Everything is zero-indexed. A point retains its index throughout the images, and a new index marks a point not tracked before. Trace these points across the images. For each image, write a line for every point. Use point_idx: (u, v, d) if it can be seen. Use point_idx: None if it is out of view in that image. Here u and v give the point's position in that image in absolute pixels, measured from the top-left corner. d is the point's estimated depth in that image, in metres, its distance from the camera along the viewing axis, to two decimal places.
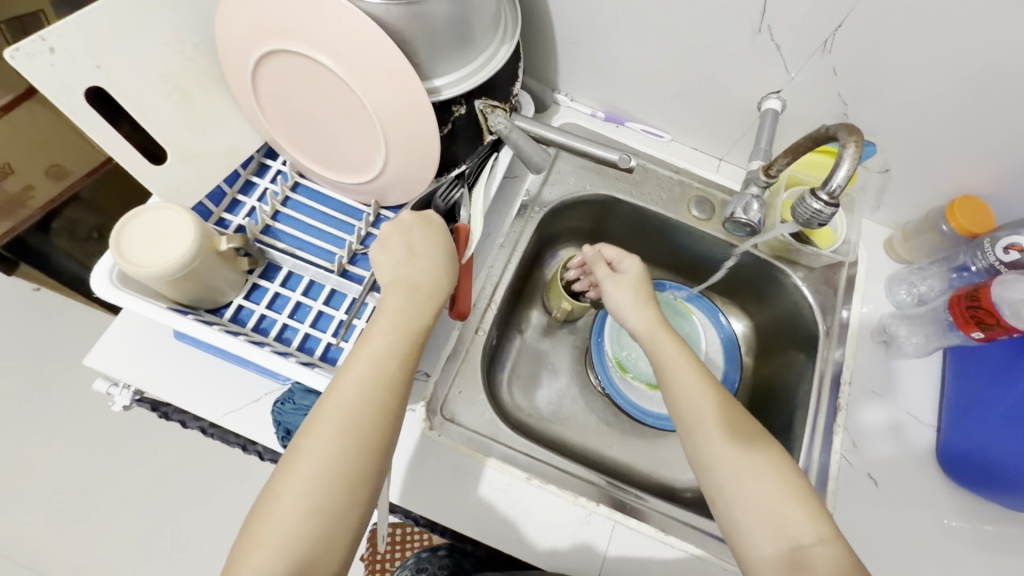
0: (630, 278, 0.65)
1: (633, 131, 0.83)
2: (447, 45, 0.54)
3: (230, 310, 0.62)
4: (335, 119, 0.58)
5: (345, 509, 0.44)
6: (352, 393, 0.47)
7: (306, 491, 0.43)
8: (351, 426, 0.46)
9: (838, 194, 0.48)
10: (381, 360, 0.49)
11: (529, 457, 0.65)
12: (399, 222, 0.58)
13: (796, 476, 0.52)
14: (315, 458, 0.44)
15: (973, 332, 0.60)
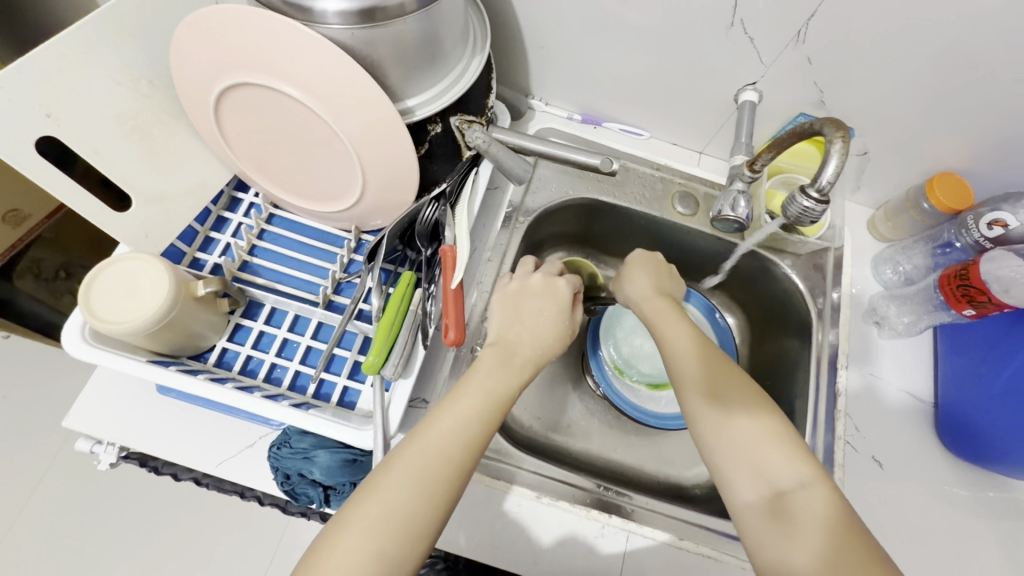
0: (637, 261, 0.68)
1: (612, 131, 0.81)
2: (416, 65, 0.53)
3: (215, 354, 0.60)
4: (308, 148, 0.56)
5: (406, 557, 0.42)
6: (436, 438, 0.47)
7: (374, 529, 0.42)
8: (433, 475, 0.45)
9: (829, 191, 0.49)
10: (472, 420, 0.49)
11: (537, 475, 0.64)
12: (519, 281, 0.62)
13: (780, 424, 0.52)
14: (389, 498, 0.43)
15: (965, 311, 0.60)
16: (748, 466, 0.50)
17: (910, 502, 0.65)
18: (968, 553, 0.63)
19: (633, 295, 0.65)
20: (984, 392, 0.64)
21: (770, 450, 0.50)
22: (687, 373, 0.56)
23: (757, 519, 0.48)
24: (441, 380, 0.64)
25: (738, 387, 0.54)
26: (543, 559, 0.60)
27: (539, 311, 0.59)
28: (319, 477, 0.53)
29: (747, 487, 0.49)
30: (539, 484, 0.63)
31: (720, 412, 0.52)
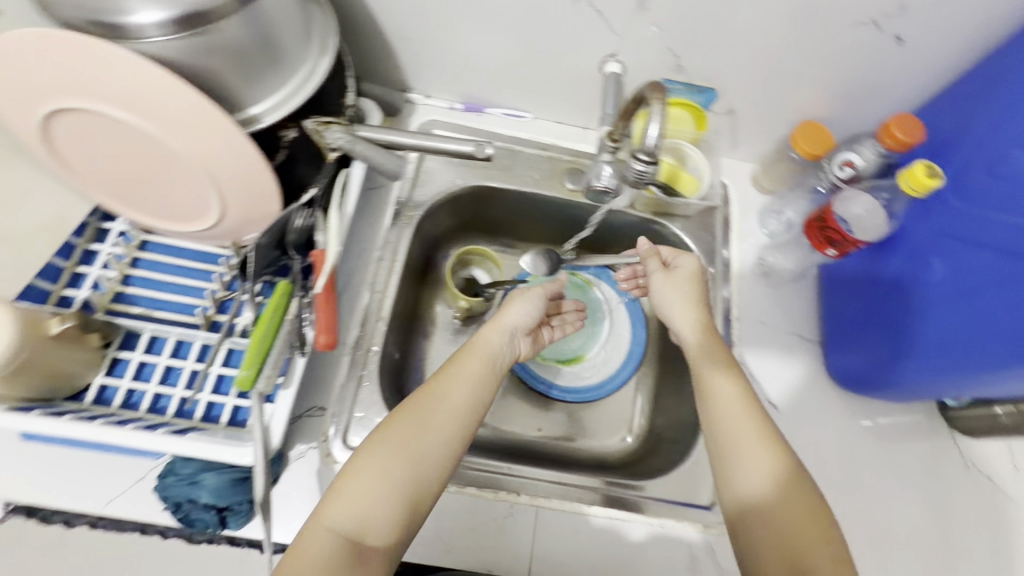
0: (685, 276, 0.64)
1: (495, 116, 0.82)
2: (253, 70, 0.52)
3: (92, 392, 0.58)
4: (155, 169, 0.54)
5: (412, 490, 0.50)
6: (438, 396, 0.55)
7: (382, 464, 0.50)
8: (438, 425, 0.53)
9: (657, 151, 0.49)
10: (468, 383, 0.57)
11: (551, 483, 0.62)
12: (505, 290, 0.71)
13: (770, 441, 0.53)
14: (394, 442, 0.51)
15: (829, 251, 0.66)
16: (723, 440, 0.54)
17: (804, 437, 0.70)
18: (855, 473, 0.69)
19: (674, 322, 0.63)
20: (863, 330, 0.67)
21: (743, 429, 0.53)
22: (718, 367, 0.58)
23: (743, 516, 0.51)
24: (336, 385, 0.64)
25: (714, 363, 0.58)
26: (459, 548, 0.60)
27: (524, 302, 0.67)
28: (207, 500, 0.52)
29: (731, 462, 0.53)
30: (558, 490, 0.62)
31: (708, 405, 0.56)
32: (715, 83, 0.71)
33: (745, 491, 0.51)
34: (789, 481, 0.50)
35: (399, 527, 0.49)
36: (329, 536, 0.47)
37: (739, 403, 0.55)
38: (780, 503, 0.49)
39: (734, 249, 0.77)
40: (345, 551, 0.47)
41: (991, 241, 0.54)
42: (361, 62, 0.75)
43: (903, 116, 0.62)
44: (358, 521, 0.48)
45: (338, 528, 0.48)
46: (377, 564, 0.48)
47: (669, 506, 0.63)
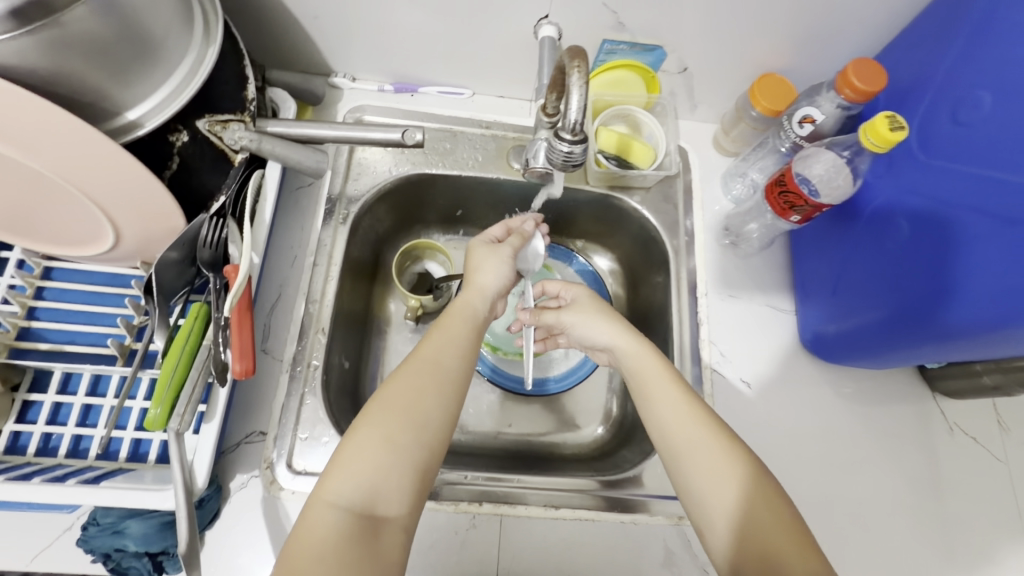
0: (581, 301, 0.63)
1: (430, 96, 0.75)
2: (121, 67, 0.44)
3: (3, 440, 0.53)
4: (26, 194, 0.47)
5: (419, 454, 0.45)
6: (432, 357, 0.50)
7: (384, 430, 0.45)
8: (434, 386, 0.48)
9: (581, 129, 0.44)
10: (460, 345, 0.52)
11: (540, 491, 0.60)
12: (474, 245, 0.63)
13: (737, 452, 0.47)
14: (392, 405, 0.46)
15: (791, 217, 0.61)
16: (699, 476, 0.47)
17: (781, 413, 0.66)
18: (836, 447, 0.66)
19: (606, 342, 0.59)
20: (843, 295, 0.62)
21: (700, 441, 0.48)
22: (642, 359, 0.56)
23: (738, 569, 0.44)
24: (277, 407, 0.59)
25: (643, 364, 0.55)
26: (417, 571, 0.56)
27: (500, 260, 0.61)
28: (136, 548, 0.49)
29: (710, 503, 0.46)
30: (545, 498, 0.60)
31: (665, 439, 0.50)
32: (661, 40, 0.65)
33: (717, 519, 0.45)
34: (760, 499, 0.45)
35: (411, 494, 0.44)
36: (334, 513, 0.41)
37: (686, 413, 0.50)
38: (755, 523, 0.44)
39: (698, 219, 0.72)
40: (356, 525, 0.41)
41: (966, 204, 0.50)
42: (272, 47, 0.68)
43: (860, 61, 0.56)
44: (366, 491, 0.42)
45: (341, 502, 0.42)
46: (393, 537, 0.42)
47: (644, 500, 0.60)
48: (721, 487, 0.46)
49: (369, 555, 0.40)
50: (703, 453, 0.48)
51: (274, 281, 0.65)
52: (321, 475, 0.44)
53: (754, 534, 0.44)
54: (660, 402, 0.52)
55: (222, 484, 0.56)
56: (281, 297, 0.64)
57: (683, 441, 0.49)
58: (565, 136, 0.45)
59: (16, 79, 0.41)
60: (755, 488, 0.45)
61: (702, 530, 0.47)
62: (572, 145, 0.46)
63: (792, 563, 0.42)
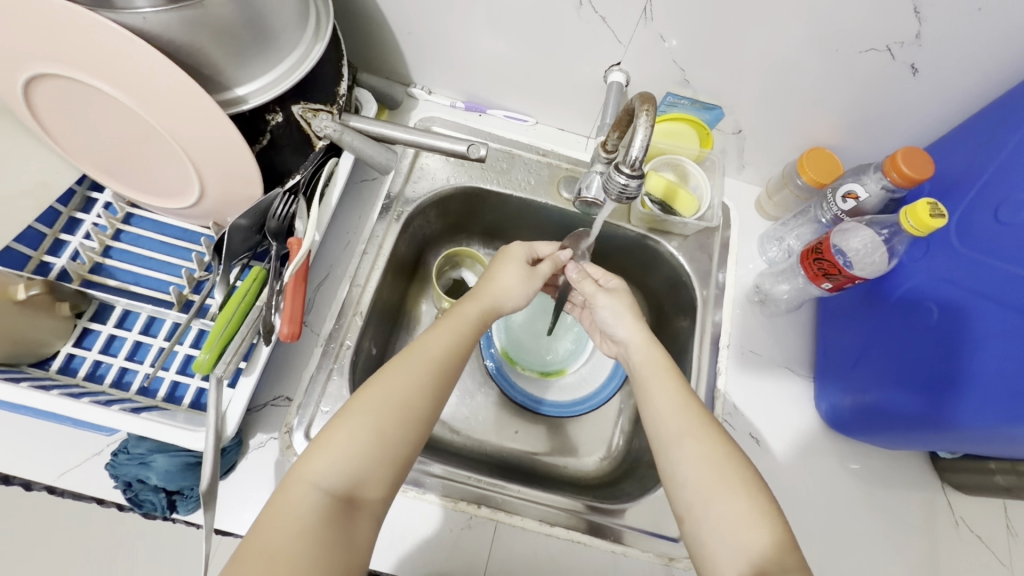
0: (618, 292, 0.66)
1: (497, 118, 0.80)
2: (241, 50, 0.50)
3: (58, 361, 0.57)
4: (134, 144, 0.53)
5: (399, 449, 0.48)
6: (432, 353, 0.53)
7: (372, 420, 0.48)
8: (426, 381, 0.51)
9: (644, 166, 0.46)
10: (457, 352, 0.55)
11: (532, 503, 0.61)
12: (512, 252, 0.65)
13: (743, 467, 0.49)
14: (384, 398, 0.49)
15: (823, 284, 0.62)
16: (691, 488, 0.49)
17: (787, 477, 0.67)
18: (837, 521, 0.65)
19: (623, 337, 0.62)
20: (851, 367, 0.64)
21: (691, 433, 0.52)
22: (650, 355, 0.59)
23: None
24: (306, 377, 0.62)
25: (647, 359, 0.59)
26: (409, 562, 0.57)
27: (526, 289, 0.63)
28: (157, 482, 0.51)
29: (710, 528, 0.47)
30: (540, 513, 0.60)
31: (666, 451, 0.52)
32: (722, 101, 0.69)
33: (694, 500, 0.49)
34: (740, 483, 0.48)
35: (389, 484, 0.48)
36: (314, 494, 0.45)
37: (679, 408, 0.53)
38: (716, 498, 0.48)
39: (731, 274, 0.75)
40: (333, 507, 0.45)
41: (999, 298, 0.52)
42: (365, 54, 0.74)
43: (911, 150, 0.59)
44: (348, 477, 0.46)
45: (322, 484, 0.45)
46: (365, 522, 0.46)
47: (622, 530, 0.60)
48: (708, 472, 0.49)
49: (342, 536, 0.44)
50: (688, 443, 0.51)
51: (325, 263, 0.70)
52: (307, 452, 0.47)
53: (722, 512, 0.47)
54: (659, 403, 0.54)
55: (243, 440, 0.59)
56: (328, 277, 0.69)
57: (675, 431, 0.52)
58: (624, 169, 0.46)
59: (154, 44, 0.46)
60: (735, 478, 0.48)
61: (682, 515, 0.50)
62: (629, 180, 0.46)
63: (765, 550, 0.44)
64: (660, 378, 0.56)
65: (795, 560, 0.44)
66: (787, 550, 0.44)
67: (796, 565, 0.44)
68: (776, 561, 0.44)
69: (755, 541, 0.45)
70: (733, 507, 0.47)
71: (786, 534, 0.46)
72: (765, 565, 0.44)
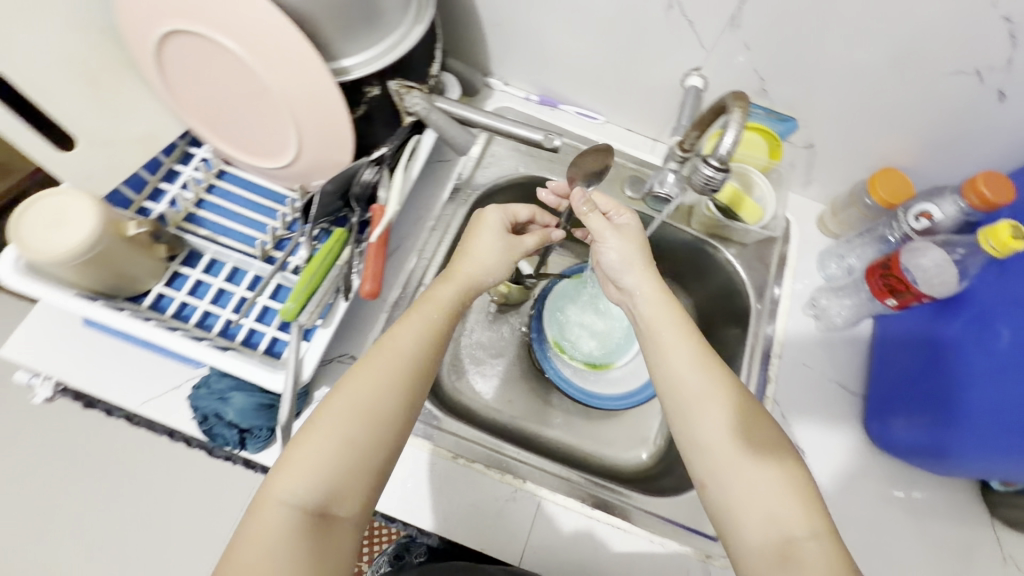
0: (629, 231, 0.63)
1: (568, 114, 0.83)
2: (353, 23, 0.53)
3: (149, 298, 0.61)
4: (246, 103, 0.57)
5: (370, 458, 0.48)
6: (400, 350, 0.53)
7: (338, 431, 0.48)
8: (391, 384, 0.50)
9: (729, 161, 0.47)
10: (423, 345, 0.54)
11: (541, 471, 0.63)
12: (489, 219, 0.63)
13: (764, 428, 0.52)
14: (348, 405, 0.49)
15: (888, 300, 0.65)
16: (711, 451, 0.52)
17: (829, 492, 0.67)
18: (879, 543, 0.65)
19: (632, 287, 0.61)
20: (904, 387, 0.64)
21: (707, 399, 0.53)
22: (660, 307, 0.59)
23: (758, 564, 0.48)
24: (371, 338, 0.66)
25: (658, 311, 0.59)
26: (454, 525, 0.60)
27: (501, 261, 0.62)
28: (233, 418, 0.55)
29: (732, 492, 0.50)
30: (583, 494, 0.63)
31: (687, 416, 0.54)
32: (797, 113, 0.70)
33: (719, 464, 0.51)
34: (764, 446, 0.51)
35: (363, 498, 0.48)
36: (285, 511, 0.45)
37: (697, 364, 0.55)
38: (737, 460, 0.51)
39: (787, 288, 0.75)
40: (306, 521, 0.45)
41: None
42: (451, 41, 0.78)
43: (992, 174, 0.60)
44: (319, 493, 0.46)
45: (292, 501, 0.45)
46: (344, 530, 0.47)
47: (658, 521, 0.62)
48: (732, 437, 0.52)
49: (319, 548, 0.45)
50: (711, 409, 0.53)
51: (396, 235, 0.73)
52: (274, 471, 0.47)
53: (744, 472, 0.50)
54: (673, 359, 0.56)
55: (309, 392, 0.62)
56: (397, 249, 0.72)
57: (697, 395, 0.53)
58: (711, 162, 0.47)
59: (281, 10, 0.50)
60: (759, 443, 0.51)
61: (704, 482, 0.52)
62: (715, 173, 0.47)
63: (785, 507, 0.48)
64: (676, 333, 0.57)
65: (821, 521, 0.48)
66: (814, 510, 0.48)
67: (825, 528, 0.47)
68: (807, 528, 0.47)
69: (779, 503, 0.48)
70: (762, 476, 0.50)
71: (809, 494, 0.49)
72: (794, 532, 0.47)
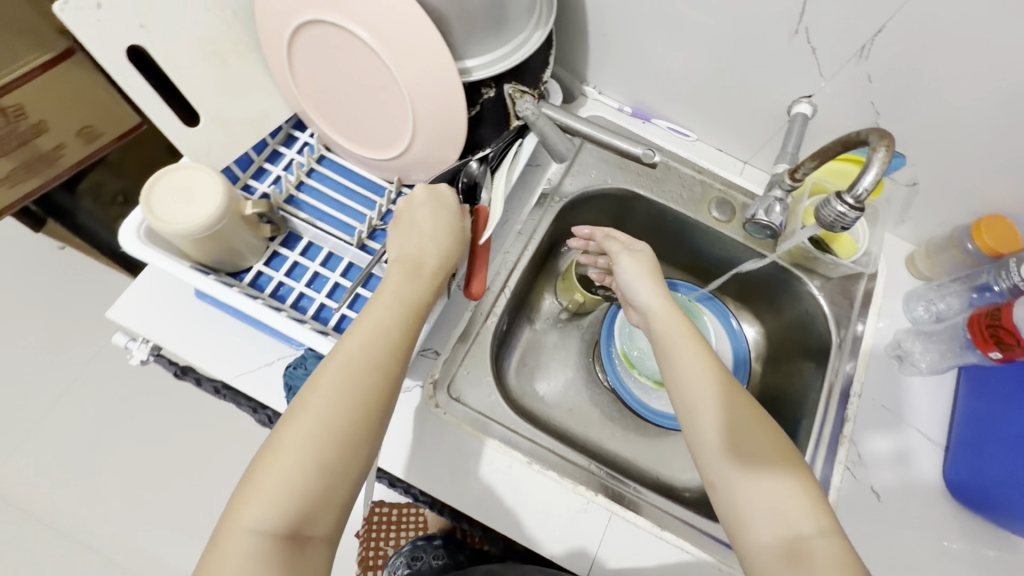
0: (641, 255, 0.65)
1: (659, 128, 0.82)
2: (484, 26, 0.54)
3: (250, 275, 0.63)
4: (368, 94, 0.58)
5: (344, 470, 0.47)
6: (359, 351, 0.50)
7: (302, 455, 0.46)
8: (353, 398, 0.48)
9: (865, 199, 0.48)
10: (382, 335, 0.52)
11: (557, 459, 0.64)
12: (416, 194, 0.60)
13: (773, 434, 0.54)
14: (308, 423, 0.47)
15: (992, 352, 0.62)
16: (720, 452, 0.53)
17: (903, 541, 0.64)
18: None
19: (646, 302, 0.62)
20: (994, 441, 0.63)
21: (714, 405, 0.54)
22: (673, 320, 0.60)
23: (769, 563, 0.48)
24: (455, 335, 0.68)
25: (668, 325, 0.60)
26: (521, 531, 0.60)
27: (437, 225, 0.59)
28: None
29: (738, 491, 0.51)
30: (654, 515, 0.62)
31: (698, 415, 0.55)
32: (905, 150, 0.68)
33: (729, 462, 0.52)
34: (774, 453, 0.52)
35: (339, 510, 0.47)
36: (250, 538, 0.43)
37: (708, 375, 0.56)
38: (747, 462, 0.52)
39: (871, 325, 0.73)
40: (278, 546, 0.43)
41: None
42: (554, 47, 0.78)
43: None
44: (290, 516, 0.44)
45: (258, 527, 0.43)
46: (319, 550, 0.46)
47: (722, 548, 0.62)
48: (738, 441, 0.53)
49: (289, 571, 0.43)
50: (719, 410, 0.54)
51: None
52: (235, 502, 0.45)
53: (752, 477, 0.51)
54: (687, 365, 0.57)
55: None
56: None
57: (706, 400, 0.55)
58: (845, 200, 0.49)
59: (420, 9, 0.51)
60: (766, 451, 0.52)
61: (715, 482, 0.53)
62: (848, 209, 0.49)
63: (792, 506, 0.49)
64: (685, 341, 0.59)
65: (829, 521, 0.49)
66: (823, 512, 0.49)
67: (831, 529, 0.48)
68: (815, 526, 0.48)
69: (788, 504, 0.49)
70: (770, 477, 0.51)
71: (814, 498, 0.50)
72: (803, 530, 0.48)
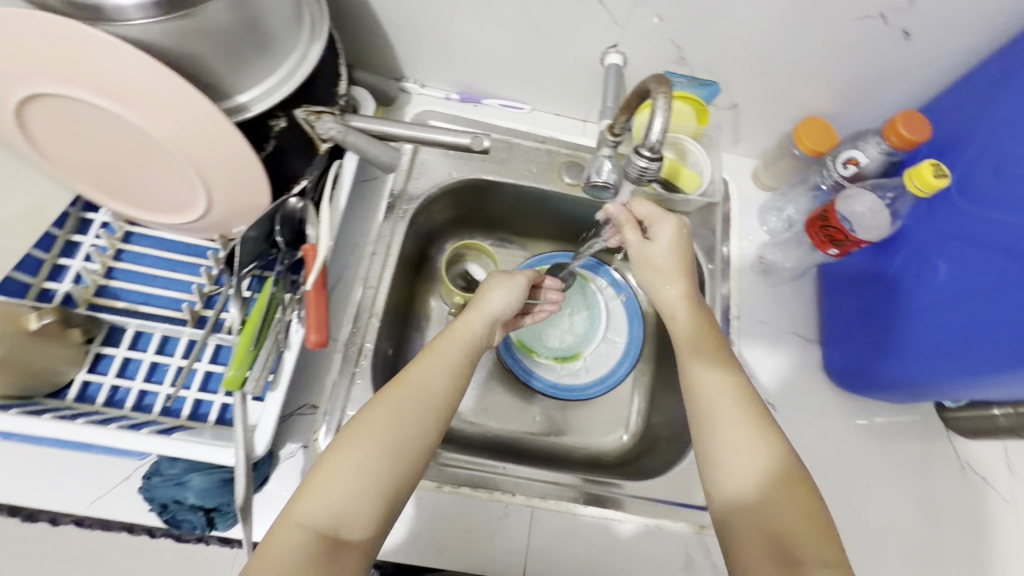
0: (662, 245, 0.62)
1: (492, 107, 0.79)
2: (242, 54, 0.48)
3: (74, 389, 0.56)
4: (139, 159, 0.52)
5: (396, 478, 0.46)
6: (420, 380, 0.51)
7: (360, 460, 0.45)
8: (416, 417, 0.49)
9: (660, 148, 0.50)
10: (448, 373, 0.52)
11: (514, 476, 0.61)
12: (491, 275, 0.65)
13: (773, 429, 0.51)
14: (371, 434, 0.47)
15: (829, 251, 0.66)
16: (715, 434, 0.51)
17: (804, 438, 0.68)
18: (856, 476, 0.67)
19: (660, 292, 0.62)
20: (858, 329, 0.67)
21: (724, 372, 0.55)
22: (692, 308, 0.60)
23: (751, 554, 0.46)
24: (329, 384, 0.62)
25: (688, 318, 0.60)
26: (447, 555, 0.58)
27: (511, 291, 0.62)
28: (195, 501, 0.51)
29: (736, 477, 0.49)
30: (573, 495, 0.62)
31: (701, 380, 0.55)
32: (718, 76, 0.69)
33: (733, 445, 0.50)
34: (771, 438, 0.50)
35: (377, 520, 0.45)
36: (300, 533, 0.42)
37: (718, 354, 0.56)
38: (750, 455, 0.49)
39: (734, 246, 0.76)
40: (320, 546, 0.42)
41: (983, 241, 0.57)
42: (356, 50, 0.73)
43: (909, 113, 0.62)
44: (334, 514, 0.44)
45: (309, 523, 0.43)
46: (354, 560, 0.44)
47: (639, 502, 0.63)
48: (741, 427, 0.51)
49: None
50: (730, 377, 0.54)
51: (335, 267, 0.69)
52: (299, 491, 0.45)
53: (754, 475, 0.48)
54: (704, 342, 0.58)
55: (274, 451, 0.59)
56: (341, 281, 0.69)
57: (717, 361, 0.56)
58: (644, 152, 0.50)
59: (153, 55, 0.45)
60: (770, 439, 0.50)
61: (706, 464, 0.51)
62: (648, 163, 0.50)
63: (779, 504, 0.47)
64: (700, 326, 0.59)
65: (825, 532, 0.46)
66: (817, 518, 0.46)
67: (829, 541, 0.45)
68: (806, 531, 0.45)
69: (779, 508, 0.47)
70: (759, 476, 0.48)
71: (812, 499, 0.47)
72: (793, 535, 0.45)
